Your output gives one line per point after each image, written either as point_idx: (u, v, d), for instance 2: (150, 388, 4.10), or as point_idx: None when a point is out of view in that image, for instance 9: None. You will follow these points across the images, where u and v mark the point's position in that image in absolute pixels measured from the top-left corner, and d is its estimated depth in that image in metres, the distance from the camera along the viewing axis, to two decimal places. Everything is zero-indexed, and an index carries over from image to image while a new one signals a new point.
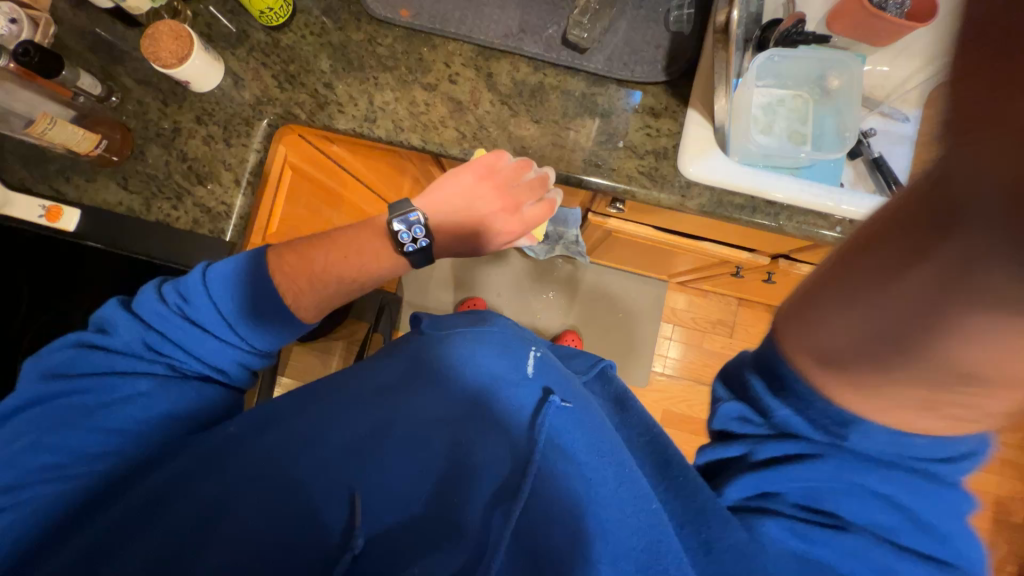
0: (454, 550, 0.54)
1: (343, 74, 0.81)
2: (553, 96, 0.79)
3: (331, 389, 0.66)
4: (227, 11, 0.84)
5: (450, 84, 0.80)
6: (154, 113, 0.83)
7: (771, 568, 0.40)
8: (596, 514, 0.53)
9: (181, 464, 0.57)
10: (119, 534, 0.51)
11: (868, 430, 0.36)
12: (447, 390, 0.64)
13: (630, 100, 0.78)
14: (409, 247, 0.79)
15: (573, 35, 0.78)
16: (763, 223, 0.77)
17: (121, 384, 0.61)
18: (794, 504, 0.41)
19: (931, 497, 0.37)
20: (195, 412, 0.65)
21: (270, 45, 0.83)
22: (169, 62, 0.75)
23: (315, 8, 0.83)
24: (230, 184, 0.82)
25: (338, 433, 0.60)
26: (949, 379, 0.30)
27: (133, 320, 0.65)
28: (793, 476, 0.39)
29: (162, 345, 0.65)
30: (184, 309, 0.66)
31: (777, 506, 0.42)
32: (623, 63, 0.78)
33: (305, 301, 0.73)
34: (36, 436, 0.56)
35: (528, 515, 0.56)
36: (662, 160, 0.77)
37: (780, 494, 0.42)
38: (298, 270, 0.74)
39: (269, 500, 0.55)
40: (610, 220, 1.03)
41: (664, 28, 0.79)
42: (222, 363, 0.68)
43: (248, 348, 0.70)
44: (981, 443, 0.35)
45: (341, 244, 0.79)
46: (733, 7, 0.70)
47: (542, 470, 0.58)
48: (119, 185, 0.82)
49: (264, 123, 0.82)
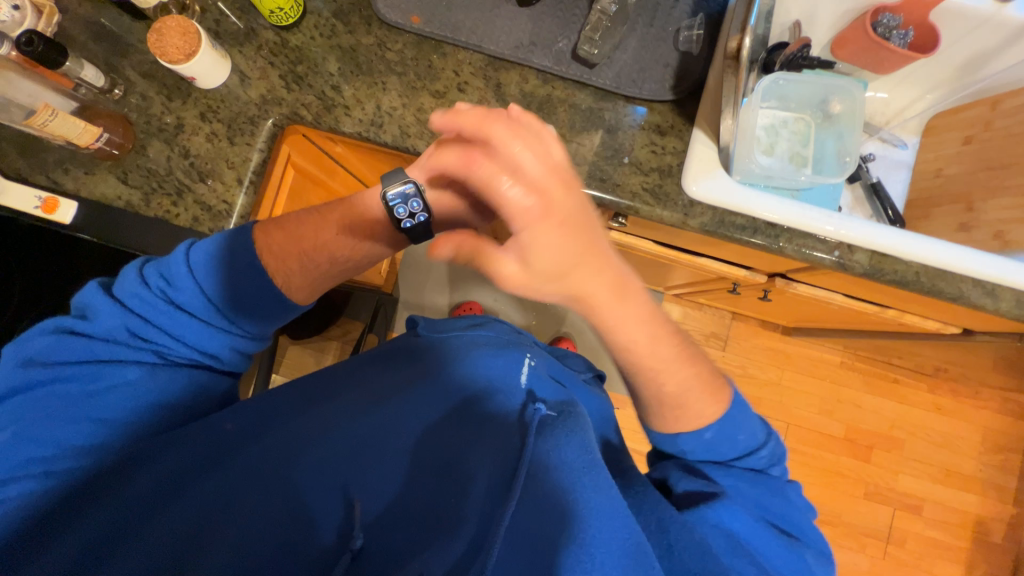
0: (452, 540, 0.52)
1: (351, 77, 0.81)
2: (561, 109, 0.80)
3: (328, 392, 0.69)
4: (236, 7, 0.84)
5: (458, 92, 0.80)
6: (157, 107, 0.82)
7: (711, 541, 0.59)
8: (587, 515, 0.54)
9: (172, 463, 0.56)
10: (112, 533, 0.51)
11: (711, 441, 0.68)
12: (442, 393, 0.68)
13: (636, 117, 0.79)
14: (406, 223, 0.67)
15: (583, 50, 0.78)
16: (762, 244, 0.77)
17: (108, 371, 0.60)
18: (711, 498, 0.64)
19: (766, 486, 0.66)
20: (182, 402, 0.63)
21: (278, 45, 0.83)
22: (175, 57, 0.74)
23: (325, 9, 0.83)
24: (232, 183, 0.81)
25: (336, 434, 0.61)
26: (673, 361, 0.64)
27: (114, 305, 0.62)
28: (699, 480, 0.65)
29: (147, 330, 0.63)
30: (168, 292, 0.64)
31: (704, 504, 0.63)
32: (632, 80, 0.79)
33: (296, 281, 0.70)
34: (20, 427, 0.55)
35: (522, 514, 0.55)
36: (666, 179, 0.77)
37: (702, 495, 0.64)
38: (287, 250, 0.70)
39: (263, 500, 0.54)
40: (611, 233, 1.04)
41: (673, 47, 0.80)
42: (211, 347, 0.67)
43: (238, 330, 0.68)
44: (769, 445, 0.69)
45: (331, 220, 0.73)
46: (745, 33, 0.70)
47: (535, 466, 0.59)
48: (119, 179, 0.81)
49: (269, 122, 0.82)
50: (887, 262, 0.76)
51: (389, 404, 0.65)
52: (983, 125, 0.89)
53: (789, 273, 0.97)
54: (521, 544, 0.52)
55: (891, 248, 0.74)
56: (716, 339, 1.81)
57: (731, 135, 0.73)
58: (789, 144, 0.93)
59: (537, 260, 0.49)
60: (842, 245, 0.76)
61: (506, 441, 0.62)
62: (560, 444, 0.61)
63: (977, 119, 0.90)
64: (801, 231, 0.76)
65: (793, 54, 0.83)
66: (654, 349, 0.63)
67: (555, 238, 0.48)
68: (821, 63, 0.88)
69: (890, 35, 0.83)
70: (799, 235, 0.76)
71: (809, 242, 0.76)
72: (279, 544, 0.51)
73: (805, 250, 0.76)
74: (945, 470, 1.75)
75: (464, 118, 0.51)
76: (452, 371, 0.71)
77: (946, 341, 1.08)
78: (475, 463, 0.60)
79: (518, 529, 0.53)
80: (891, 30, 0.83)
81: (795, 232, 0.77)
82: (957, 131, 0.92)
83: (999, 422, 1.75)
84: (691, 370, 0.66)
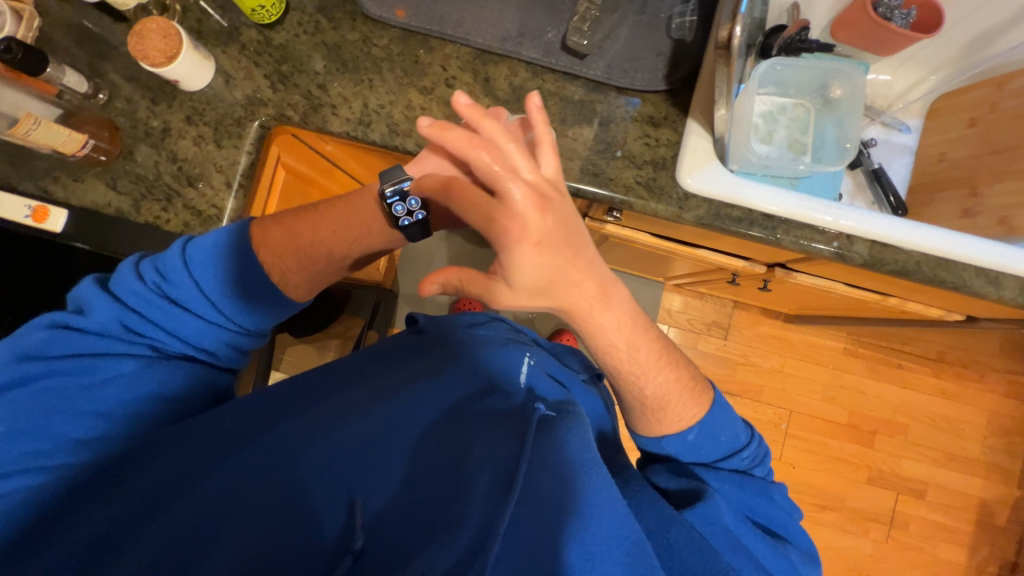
0: (452, 541, 0.51)
1: (337, 75, 0.80)
2: (552, 102, 0.78)
3: (329, 387, 0.69)
4: (218, 5, 0.82)
5: (447, 88, 0.79)
6: (143, 111, 0.81)
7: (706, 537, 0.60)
8: (587, 515, 0.53)
9: (166, 467, 0.55)
10: (107, 541, 0.50)
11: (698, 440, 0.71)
12: (445, 391, 0.68)
13: (629, 108, 0.77)
14: (404, 220, 0.71)
15: (572, 40, 0.76)
16: (759, 236, 0.75)
17: (104, 365, 0.60)
18: (703, 492, 0.66)
19: (748, 486, 0.69)
20: (179, 397, 0.64)
21: (262, 43, 0.81)
22: (157, 60, 0.73)
23: (308, 5, 0.81)
24: (221, 187, 0.80)
25: (336, 433, 0.60)
26: (663, 372, 0.70)
27: (110, 299, 0.63)
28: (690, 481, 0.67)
29: (143, 325, 0.63)
30: (164, 288, 0.64)
31: (697, 495, 0.65)
32: (623, 70, 0.77)
33: (294, 280, 0.72)
34: (15, 421, 0.55)
35: (524, 513, 0.54)
36: (661, 171, 0.75)
37: (694, 489, 0.67)
38: (283, 246, 0.71)
39: (265, 500, 0.54)
40: (608, 226, 1.02)
41: (665, 34, 0.78)
42: (209, 344, 0.67)
43: (235, 327, 0.69)
44: (751, 446, 0.72)
45: (330, 217, 0.75)
46: (735, 23, 0.68)
47: (535, 464, 0.57)
48: (108, 185, 0.80)
49: (256, 124, 0.81)
50: (888, 251, 0.74)
51: (391, 401, 0.65)
52: (989, 106, 0.86)
53: (789, 263, 0.95)
54: (522, 545, 0.51)
55: (892, 237, 0.73)
56: (718, 328, 1.81)
57: (726, 125, 0.71)
58: (787, 131, 0.91)
59: (519, 276, 0.56)
60: (841, 235, 0.74)
61: (507, 437, 0.61)
62: (559, 442, 0.60)
63: (983, 100, 0.87)
64: (798, 221, 0.74)
65: (790, 37, 0.81)
66: (633, 358, 0.67)
67: (533, 256, 0.55)
68: (821, 47, 0.84)
69: (892, 15, 0.80)
70: (797, 226, 0.75)
71: (807, 233, 0.74)
72: (283, 542, 0.51)
73: (803, 241, 0.75)
74: (949, 454, 1.74)
75: (451, 135, 0.57)
76: (453, 369, 0.72)
77: (949, 327, 1.07)
78: (478, 461, 0.58)
79: (519, 528, 0.53)
80: (891, 10, 0.80)
81: (792, 223, 0.75)
82: (962, 113, 0.89)
83: (1005, 405, 1.74)
84: (669, 374, 0.70)
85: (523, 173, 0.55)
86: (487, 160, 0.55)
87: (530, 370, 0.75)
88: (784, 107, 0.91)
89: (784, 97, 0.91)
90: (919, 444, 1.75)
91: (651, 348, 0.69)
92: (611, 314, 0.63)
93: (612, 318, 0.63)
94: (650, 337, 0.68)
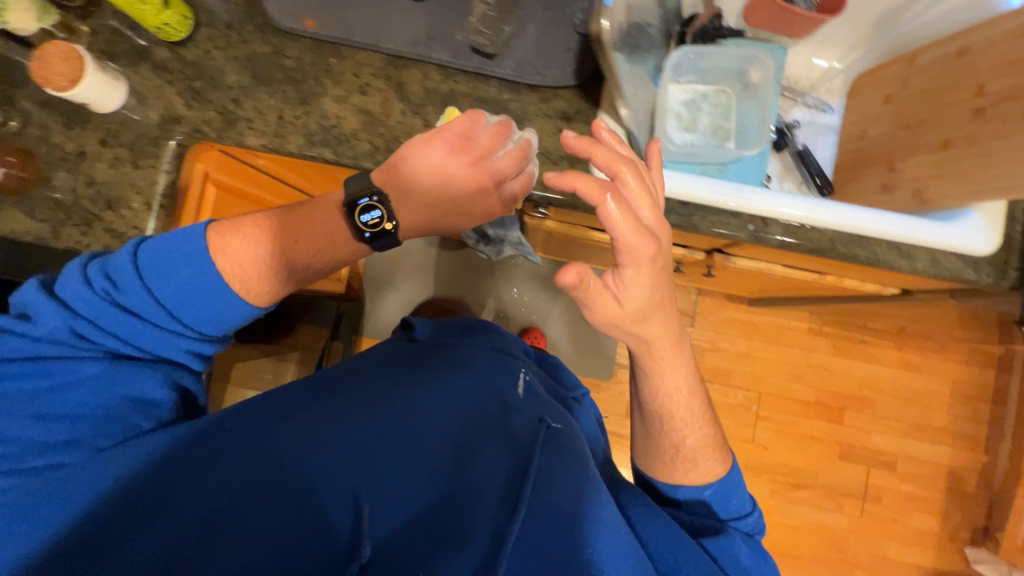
0: (462, 554, 0.54)
1: (251, 89, 0.79)
2: (465, 103, 0.78)
3: (332, 386, 0.68)
4: (128, 25, 0.81)
5: (361, 95, 0.79)
6: (58, 136, 0.80)
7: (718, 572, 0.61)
8: (584, 532, 0.58)
9: (146, 467, 0.54)
10: (89, 533, 0.50)
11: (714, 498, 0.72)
12: (450, 398, 0.70)
13: (541, 105, 0.78)
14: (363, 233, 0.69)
15: (477, 41, 0.76)
16: (676, 224, 0.76)
17: (57, 368, 0.56)
18: (718, 536, 0.67)
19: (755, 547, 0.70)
20: (118, 415, 0.58)
21: (173, 61, 0.80)
22: (61, 84, 0.72)
23: (218, 21, 0.81)
24: (141, 208, 0.80)
25: (351, 441, 0.61)
26: (697, 452, 0.73)
27: (56, 305, 0.58)
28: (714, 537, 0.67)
29: (94, 333, 0.59)
30: (115, 295, 0.59)
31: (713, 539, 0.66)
32: (533, 68, 0.77)
33: (256, 289, 0.64)
34: None
35: (531, 522, 0.58)
36: (576, 166, 0.76)
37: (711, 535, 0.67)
38: (242, 253, 0.64)
39: (276, 508, 0.54)
40: (545, 222, 1.03)
41: (573, 30, 0.78)
42: (171, 353, 0.63)
43: (196, 334, 0.64)
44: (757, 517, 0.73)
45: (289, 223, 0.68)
46: (604, 15, 0.61)
47: (538, 477, 0.62)
48: (25, 213, 0.79)
49: (173, 143, 0.80)
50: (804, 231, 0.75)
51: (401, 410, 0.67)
52: (901, 82, 0.87)
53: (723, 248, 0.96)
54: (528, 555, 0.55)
55: (822, 220, 0.74)
56: (683, 315, 1.82)
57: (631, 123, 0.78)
58: (710, 118, 0.92)
59: (628, 297, 0.60)
60: (755, 219, 0.75)
61: (511, 450, 0.65)
62: (558, 460, 0.65)
63: (897, 76, 0.88)
64: (713, 207, 0.75)
65: (706, 24, 0.88)
66: (678, 396, 0.72)
67: (640, 276, 0.59)
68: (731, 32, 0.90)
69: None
70: (712, 211, 0.76)
71: (721, 218, 0.76)
72: (298, 545, 0.52)
73: (721, 226, 0.76)
74: (916, 424, 1.77)
75: (580, 180, 0.57)
76: (455, 376, 0.75)
77: (888, 300, 1.08)
78: (481, 472, 0.62)
79: (526, 540, 0.56)
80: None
81: (707, 210, 0.76)
82: (878, 90, 0.91)
83: (966, 372, 1.77)
84: (698, 402, 0.74)
85: (624, 227, 0.57)
86: (611, 209, 0.56)
87: (527, 386, 0.80)
88: (705, 93, 0.92)
89: (704, 83, 0.92)
90: (887, 417, 1.78)
91: (704, 423, 0.74)
92: (671, 376, 0.71)
93: (677, 382, 0.72)
94: (698, 414, 0.74)
